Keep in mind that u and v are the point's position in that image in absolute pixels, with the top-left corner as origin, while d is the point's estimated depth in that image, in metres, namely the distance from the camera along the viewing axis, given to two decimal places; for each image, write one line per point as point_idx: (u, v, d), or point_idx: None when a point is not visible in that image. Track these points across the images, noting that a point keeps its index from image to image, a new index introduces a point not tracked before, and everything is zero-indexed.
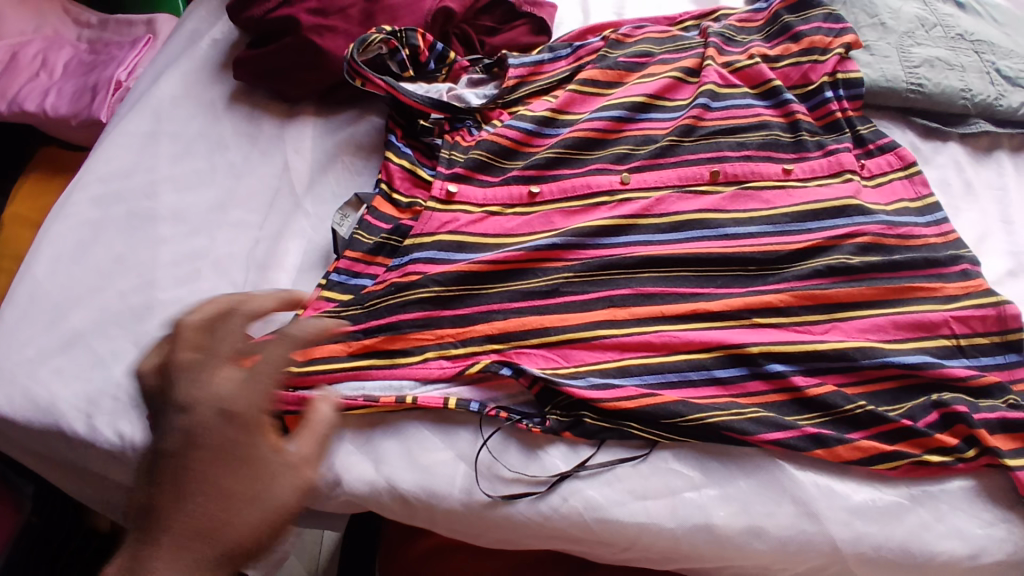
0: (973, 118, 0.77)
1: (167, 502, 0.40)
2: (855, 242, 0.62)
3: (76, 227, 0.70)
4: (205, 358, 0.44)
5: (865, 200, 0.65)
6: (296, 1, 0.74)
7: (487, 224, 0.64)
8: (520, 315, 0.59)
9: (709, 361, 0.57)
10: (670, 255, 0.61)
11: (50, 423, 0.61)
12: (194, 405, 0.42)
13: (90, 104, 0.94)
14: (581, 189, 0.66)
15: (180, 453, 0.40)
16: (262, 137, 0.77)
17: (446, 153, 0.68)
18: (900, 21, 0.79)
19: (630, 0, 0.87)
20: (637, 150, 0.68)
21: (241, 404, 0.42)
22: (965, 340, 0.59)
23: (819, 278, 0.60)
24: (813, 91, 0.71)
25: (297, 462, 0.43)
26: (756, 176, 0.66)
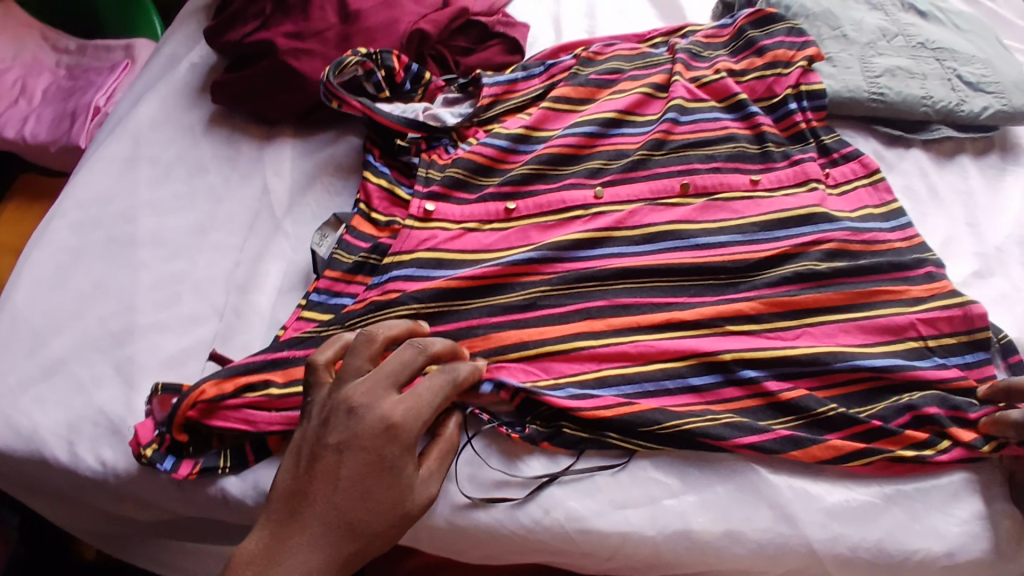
0: (935, 125, 0.79)
1: (318, 497, 0.47)
2: (822, 249, 0.63)
3: (56, 254, 0.71)
4: (378, 379, 0.50)
5: (831, 208, 0.67)
6: (273, 26, 0.75)
7: (465, 241, 0.65)
8: (499, 330, 0.60)
9: (684, 369, 0.58)
10: (643, 266, 0.63)
11: (32, 452, 0.61)
12: (365, 413, 0.48)
13: (69, 129, 0.95)
14: (556, 204, 0.67)
15: (347, 453, 0.47)
16: (241, 159, 0.77)
17: (423, 171, 0.69)
18: (862, 32, 0.81)
19: (601, 18, 0.89)
20: (609, 164, 0.70)
21: (406, 424, 0.48)
22: (933, 341, 0.60)
23: (790, 284, 0.62)
24: (778, 103, 0.73)
25: (426, 480, 0.50)
26: (725, 188, 0.67)
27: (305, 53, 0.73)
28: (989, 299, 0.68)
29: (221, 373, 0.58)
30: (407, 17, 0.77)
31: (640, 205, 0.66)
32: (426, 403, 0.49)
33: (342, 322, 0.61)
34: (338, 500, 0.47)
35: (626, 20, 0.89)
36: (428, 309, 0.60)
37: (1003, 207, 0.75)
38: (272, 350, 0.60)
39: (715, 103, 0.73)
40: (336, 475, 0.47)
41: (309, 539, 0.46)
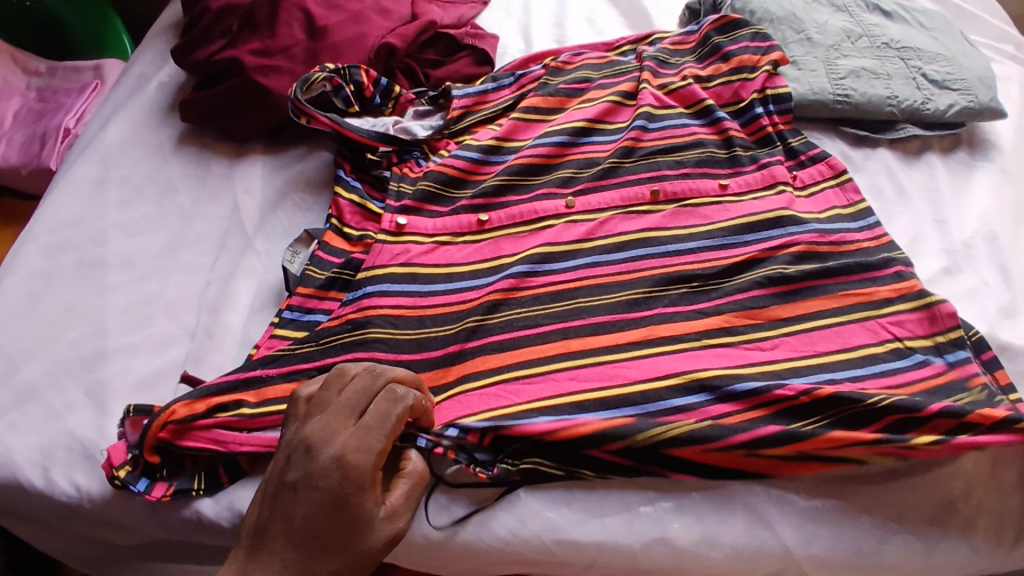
0: (901, 124, 0.80)
1: (279, 535, 0.47)
2: (790, 252, 0.64)
3: (25, 278, 0.70)
4: (334, 414, 0.50)
5: (798, 210, 0.68)
6: (240, 43, 0.74)
7: (438, 255, 0.65)
8: (477, 352, 0.59)
9: (663, 392, 0.56)
10: (615, 276, 0.63)
11: (4, 479, 0.60)
12: (321, 451, 0.48)
13: (40, 152, 0.94)
14: (528, 215, 0.67)
15: (303, 491, 0.47)
16: (211, 178, 0.77)
17: (394, 185, 0.69)
18: (827, 34, 0.83)
19: (570, 26, 0.90)
20: (580, 173, 0.70)
21: (359, 460, 0.48)
22: (908, 343, 0.60)
23: (760, 288, 0.62)
24: (745, 107, 0.74)
25: (389, 515, 0.50)
26: (693, 194, 0.68)
27: (273, 69, 0.73)
28: (958, 295, 0.69)
29: (191, 394, 0.57)
30: (375, 32, 0.77)
31: (609, 214, 0.67)
32: (380, 436, 0.49)
33: (316, 339, 0.60)
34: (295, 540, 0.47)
35: (594, 28, 0.90)
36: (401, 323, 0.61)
37: (972, 203, 0.76)
38: (242, 369, 0.59)
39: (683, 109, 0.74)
40: (292, 515, 0.47)
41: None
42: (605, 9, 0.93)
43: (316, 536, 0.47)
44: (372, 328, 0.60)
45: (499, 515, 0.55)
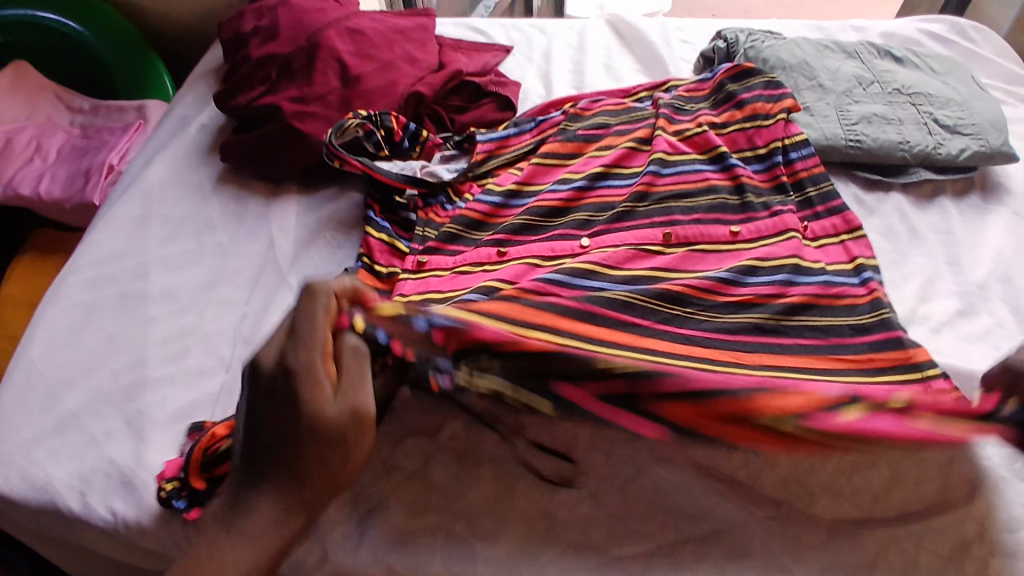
0: (913, 168, 0.83)
1: (255, 455, 0.48)
2: (786, 301, 0.64)
3: (70, 309, 0.74)
4: (277, 335, 0.52)
5: (807, 258, 0.69)
6: (279, 90, 0.79)
7: (455, 283, 0.67)
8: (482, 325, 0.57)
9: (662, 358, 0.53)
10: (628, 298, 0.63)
11: (45, 502, 0.63)
12: (267, 367, 0.50)
13: (83, 187, 0.99)
14: (545, 251, 0.69)
15: (262, 407, 0.49)
16: (248, 216, 0.81)
17: (420, 230, 0.73)
18: (838, 81, 0.85)
19: (590, 71, 0.94)
20: (595, 216, 0.73)
21: (299, 361, 0.49)
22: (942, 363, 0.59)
23: (763, 331, 0.62)
24: (764, 154, 0.77)
25: (351, 393, 0.48)
26: (704, 237, 0.71)
27: (309, 114, 0.77)
28: (975, 336, 0.70)
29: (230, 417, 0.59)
30: (405, 80, 0.82)
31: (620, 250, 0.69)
32: (313, 331, 0.50)
33: None
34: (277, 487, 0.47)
35: (613, 74, 0.94)
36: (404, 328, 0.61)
37: (986, 245, 0.77)
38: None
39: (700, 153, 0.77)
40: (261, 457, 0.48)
41: (260, 495, 0.47)
42: (622, 56, 0.97)
43: (285, 442, 0.47)
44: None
45: (516, 553, 0.57)
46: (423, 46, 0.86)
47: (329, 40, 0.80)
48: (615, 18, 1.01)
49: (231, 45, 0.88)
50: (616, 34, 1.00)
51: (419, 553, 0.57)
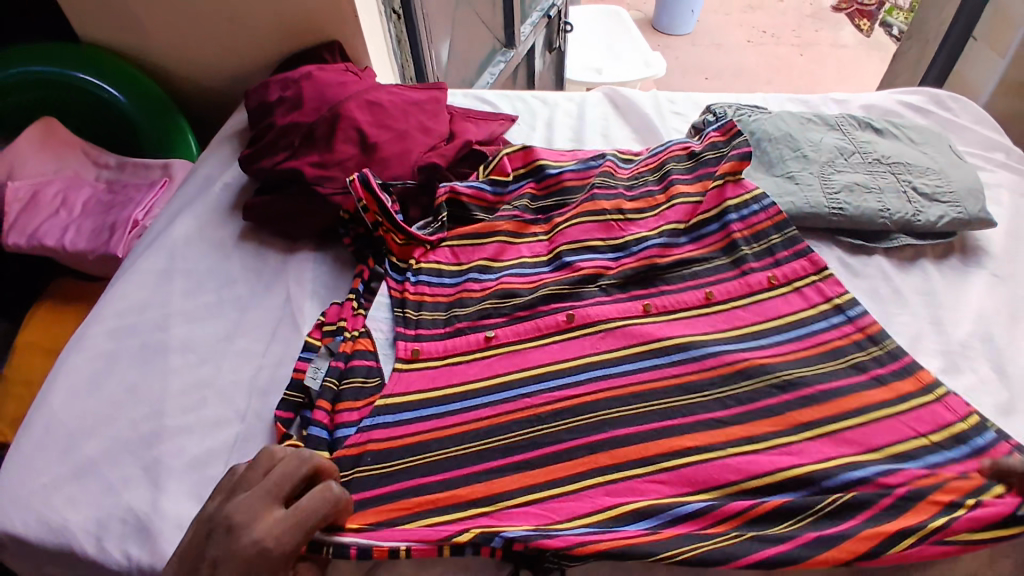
0: (894, 234, 0.88)
1: None
2: (724, 371, 0.69)
3: (91, 359, 0.78)
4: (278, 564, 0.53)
5: (741, 325, 0.75)
6: (302, 156, 0.89)
7: (450, 376, 0.71)
8: (494, 466, 0.63)
9: (688, 381, 0.68)
10: (621, 390, 0.68)
11: (60, 546, 0.65)
12: (241, 534, 0.52)
13: (108, 240, 1.03)
14: (531, 331, 0.74)
15: (221, 565, 0.52)
16: (267, 271, 0.87)
17: (400, 312, 0.77)
18: (821, 151, 0.92)
19: (588, 135, 1.04)
20: (499, 304, 0.77)
21: (279, 548, 0.53)
22: (891, 451, 0.63)
23: (777, 393, 0.67)
24: (698, 225, 0.85)
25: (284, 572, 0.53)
26: (716, 482, 0.61)
27: (327, 177, 0.86)
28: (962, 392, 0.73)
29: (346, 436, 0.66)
30: (417, 154, 0.91)
31: (607, 482, 0.61)
32: (308, 516, 0.54)
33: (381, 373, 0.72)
34: (261, 559, 0.52)
35: (609, 141, 1.03)
36: (422, 488, 0.62)
37: (967, 305, 0.82)
38: (336, 444, 0.66)
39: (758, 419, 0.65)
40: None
41: None
42: (619, 126, 1.05)
43: None
44: (348, 469, 0.63)
45: None
46: (434, 116, 0.97)
47: (348, 110, 0.90)
48: (613, 91, 1.09)
49: (256, 113, 0.99)
50: (614, 104, 1.09)
51: None
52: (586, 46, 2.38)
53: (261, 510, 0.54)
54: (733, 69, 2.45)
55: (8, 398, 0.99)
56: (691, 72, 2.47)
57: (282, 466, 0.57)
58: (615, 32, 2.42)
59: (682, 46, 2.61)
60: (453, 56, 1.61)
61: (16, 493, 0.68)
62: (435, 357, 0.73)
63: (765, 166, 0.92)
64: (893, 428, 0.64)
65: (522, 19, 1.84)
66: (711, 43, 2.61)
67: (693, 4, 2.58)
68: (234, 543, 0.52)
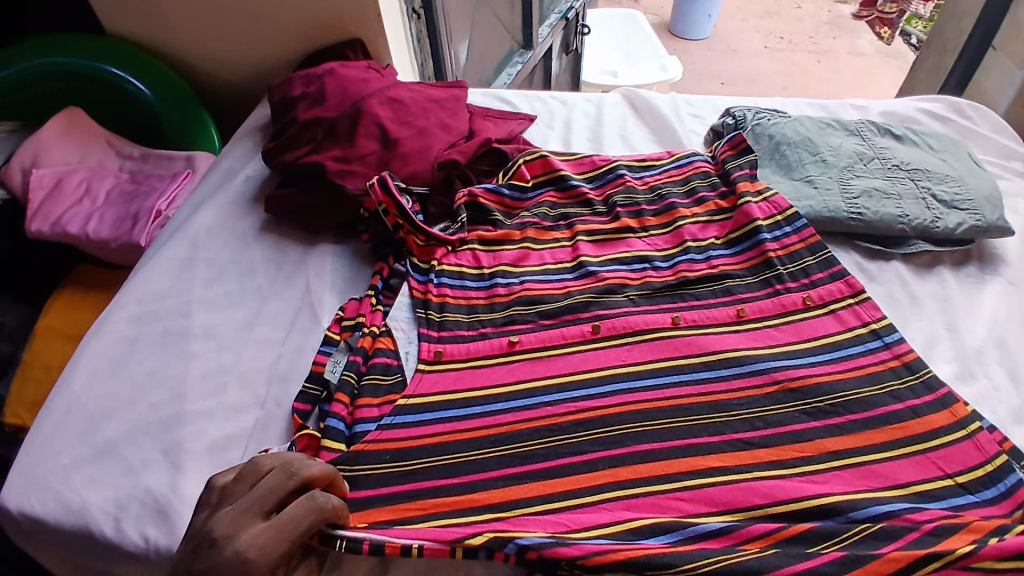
0: (912, 240, 0.88)
1: None
2: (773, 393, 0.70)
3: (113, 343, 0.79)
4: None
5: (765, 345, 0.74)
6: (324, 151, 0.90)
7: (472, 379, 0.71)
8: (517, 479, 0.63)
9: (724, 401, 0.69)
10: (647, 404, 0.68)
11: (81, 526, 0.66)
12: (224, 545, 0.53)
13: (131, 230, 1.05)
14: (556, 339, 0.75)
15: None
16: (287, 262, 0.88)
17: (423, 313, 0.77)
18: (840, 156, 0.92)
19: (606, 137, 1.04)
20: (524, 312, 0.78)
21: (261, 558, 0.53)
22: (913, 487, 0.63)
23: (806, 418, 0.68)
24: (735, 240, 0.85)
25: None
26: (743, 505, 0.61)
27: (346, 170, 0.87)
28: (976, 401, 0.73)
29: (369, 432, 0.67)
30: (437, 150, 0.92)
31: (628, 496, 0.62)
32: (294, 525, 0.55)
33: (403, 374, 0.73)
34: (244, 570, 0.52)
35: (628, 142, 1.03)
36: (439, 489, 0.63)
37: (984, 312, 0.82)
38: (358, 437, 0.67)
39: (783, 438, 0.66)
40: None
41: None
42: (637, 128, 1.06)
43: None
44: (366, 464, 0.64)
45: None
46: (454, 114, 0.98)
47: (371, 106, 0.91)
48: (631, 94, 1.10)
49: (279, 107, 1.00)
50: (631, 106, 1.09)
51: None
52: (598, 54, 2.43)
53: (246, 521, 0.55)
54: (749, 76, 2.45)
55: (28, 381, 1.01)
56: (707, 78, 2.47)
57: (270, 478, 0.57)
58: (632, 36, 2.42)
59: (698, 51, 2.61)
60: (472, 56, 1.62)
61: (37, 473, 0.69)
62: (459, 359, 0.73)
63: (783, 169, 0.92)
64: (920, 465, 0.64)
65: (539, 20, 1.85)
66: (727, 48, 2.60)
67: (711, 9, 2.58)
68: (218, 554, 0.52)
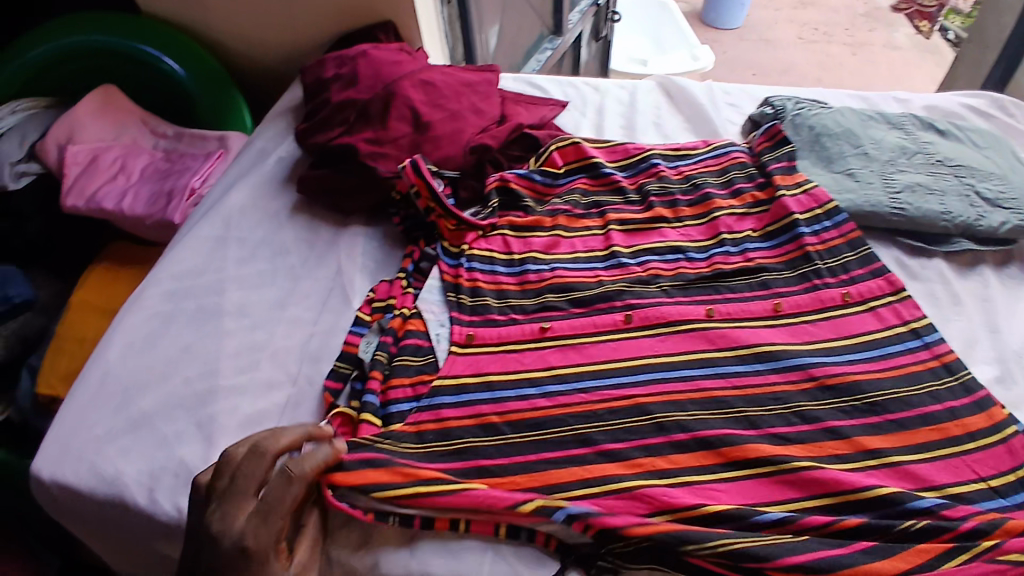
0: (955, 238, 0.85)
1: None
2: (808, 390, 0.69)
3: (148, 318, 0.81)
4: (263, 557, 0.56)
5: (803, 340, 0.73)
6: (357, 134, 0.90)
7: (504, 363, 0.71)
8: (549, 464, 0.63)
9: (757, 395, 0.68)
10: (680, 395, 0.68)
11: (116, 495, 0.68)
12: (222, 541, 0.55)
13: (165, 207, 1.06)
14: (588, 327, 0.74)
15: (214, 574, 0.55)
16: (319, 243, 0.89)
17: (454, 297, 0.77)
18: (882, 150, 0.90)
19: (640, 125, 1.03)
20: (557, 299, 0.77)
21: (258, 543, 0.55)
22: (944, 489, 0.62)
23: (841, 416, 0.67)
24: (774, 233, 0.84)
25: (278, 558, 0.57)
26: (775, 498, 0.61)
27: (380, 154, 0.88)
28: (1013, 404, 0.71)
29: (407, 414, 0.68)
30: (468, 134, 0.92)
31: (662, 486, 0.61)
32: (278, 500, 0.57)
33: (434, 355, 0.73)
34: (247, 556, 0.55)
35: (663, 131, 1.02)
36: (480, 468, 0.63)
37: None
38: (392, 417, 0.68)
39: (816, 434, 0.65)
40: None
41: None
42: (671, 116, 1.04)
43: None
44: (397, 443, 0.65)
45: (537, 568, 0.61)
46: (487, 98, 0.97)
47: (404, 89, 0.91)
48: (666, 80, 1.08)
49: (312, 89, 1.00)
50: (666, 93, 1.08)
51: (466, 568, 0.60)
52: (627, 42, 2.40)
53: (235, 513, 0.56)
54: (782, 67, 2.40)
55: (60, 354, 1.01)
56: (738, 68, 2.42)
57: (246, 466, 0.59)
58: (663, 24, 2.38)
59: (730, 41, 2.56)
60: (501, 41, 1.60)
61: (73, 443, 0.71)
62: (492, 343, 0.73)
63: (823, 161, 0.90)
64: (952, 467, 0.63)
65: (570, 6, 1.82)
66: (760, 38, 2.55)
67: None
68: (218, 549, 0.55)
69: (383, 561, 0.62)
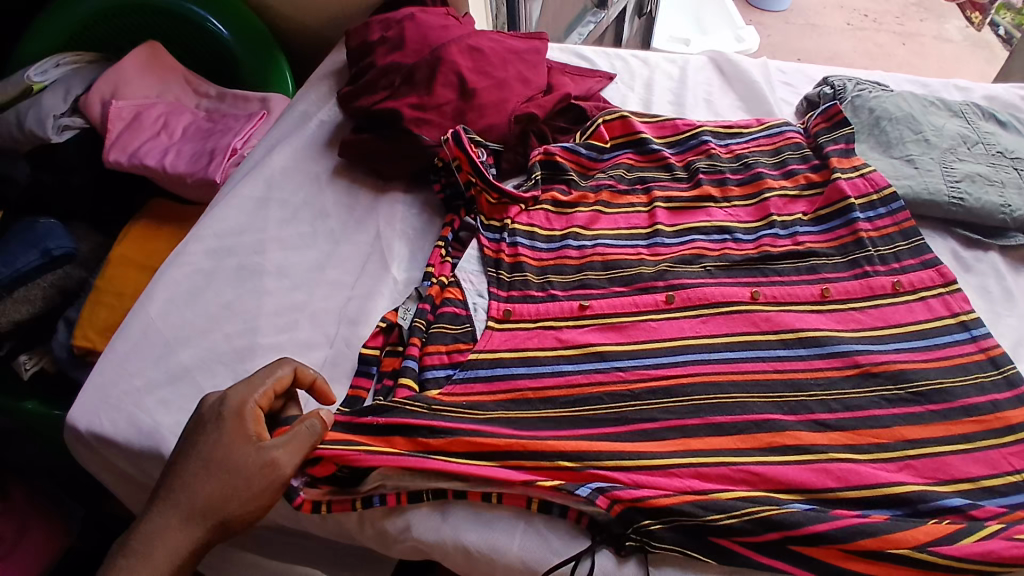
0: (1012, 232, 0.82)
1: (191, 462, 0.57)
2: (852, 378, 0.67)
3: (190, 274, 0.82)
4: (242, 413, 0.59)
5: (848, 327, 0.71)
6: (400, 98, 0.89)
7: (544, 339, 0.71)
8: (590, 438, 0.63)
9: (799, 380, 0.67)
10: (722, 375, 0.67)
11: (155, 446, 0.69)
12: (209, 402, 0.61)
13: (207, 166, 1.07)
14: (628, 307, 0.73)
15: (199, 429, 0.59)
16: (359, 208, 0.89)
17: (494, 273, 0.77)
18: (942, 137, 0.86)
19: (689, 100, 1.00)
20: (598, 275, 0.77)
21: (236, 398, 0.60)
22: (985, 483, 0.60)
23: (884, 405, 0.65)
24: (826, 217, 0.81)
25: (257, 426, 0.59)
26: (812, 487, 0.60)
27: (422, 120, 0.87)
28: None
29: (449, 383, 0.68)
30: (514, 102, 0.90)
31: (699, 463, 0.61)
32: (266, 376, 0.62)
33: (473, 326, 0.73)
34: (225, 410, 0.59)
35: (712, 108, 0.99)
36: (520, 435, 0.63)
37: None
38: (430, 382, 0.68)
39: (857, 422, 0.64)
40: (196, 457, 0.57)
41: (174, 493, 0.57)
42: (722, 93, 1.01)
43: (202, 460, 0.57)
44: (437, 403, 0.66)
45: (565, 545, 0.61)
46: (534, 66, 0.95)
47: (451, 54, 0.90)
48: (719, 56, 1.05)
49: (357, 52, 0.99)
50: (718, 69, 1.05)
51: (498, 537, 0.61)
52: (669, 20, 2.33)
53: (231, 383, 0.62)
54: (829, 53, 2.32)
55: (100, 306, 1.02)
56: (784, 52, 2.35)
57: None
58: (708, 3, 2.31)
59: (776, 23, 2.48)
60: (544, 14, 1.58)
61: (115, 391, 0.73)
62: (531, 319, 0.73)
63: (881, 146, 0.87)
64: (995, 462, 0.61)
65: None
66: (806, 22, 2.46)
67: None
68: (204, 408, 0.60)
69: (417, 523, 0.63)
